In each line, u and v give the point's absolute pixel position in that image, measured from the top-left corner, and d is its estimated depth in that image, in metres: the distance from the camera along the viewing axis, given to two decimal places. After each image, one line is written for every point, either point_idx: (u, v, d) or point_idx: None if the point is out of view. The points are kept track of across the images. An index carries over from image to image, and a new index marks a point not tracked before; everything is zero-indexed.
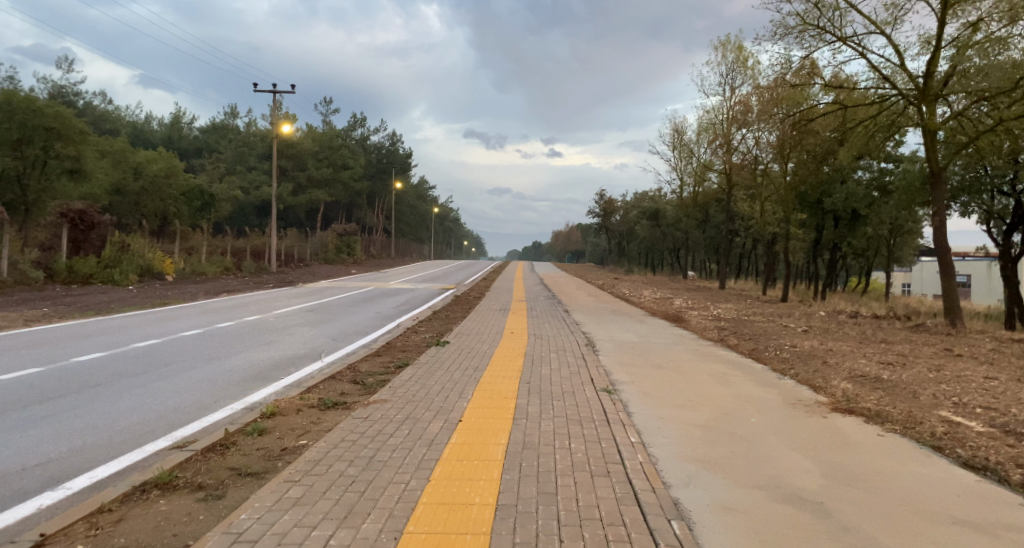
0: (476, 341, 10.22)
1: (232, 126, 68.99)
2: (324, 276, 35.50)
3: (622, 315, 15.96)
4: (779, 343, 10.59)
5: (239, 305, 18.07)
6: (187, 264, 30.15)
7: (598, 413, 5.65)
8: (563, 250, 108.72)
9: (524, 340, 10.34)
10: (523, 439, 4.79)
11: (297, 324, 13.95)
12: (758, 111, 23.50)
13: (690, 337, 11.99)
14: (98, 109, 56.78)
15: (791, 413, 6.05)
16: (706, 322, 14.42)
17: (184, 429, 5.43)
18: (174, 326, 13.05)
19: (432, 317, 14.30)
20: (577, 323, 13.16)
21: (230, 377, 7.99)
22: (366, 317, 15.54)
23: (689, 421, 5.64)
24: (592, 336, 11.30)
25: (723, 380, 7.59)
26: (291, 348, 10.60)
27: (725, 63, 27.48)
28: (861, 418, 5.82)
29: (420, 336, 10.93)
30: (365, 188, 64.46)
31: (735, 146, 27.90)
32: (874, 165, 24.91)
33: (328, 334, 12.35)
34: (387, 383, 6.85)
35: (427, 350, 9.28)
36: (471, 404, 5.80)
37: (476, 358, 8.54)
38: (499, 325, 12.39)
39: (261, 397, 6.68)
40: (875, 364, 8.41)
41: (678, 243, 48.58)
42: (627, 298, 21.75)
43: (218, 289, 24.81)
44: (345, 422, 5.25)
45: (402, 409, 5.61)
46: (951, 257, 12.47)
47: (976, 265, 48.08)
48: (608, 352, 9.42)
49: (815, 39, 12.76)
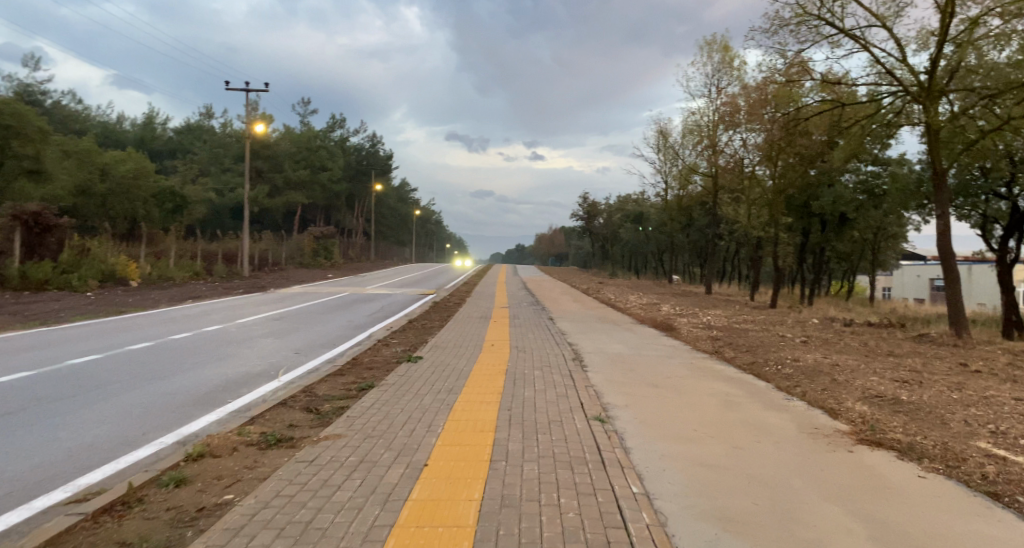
0: (452, 356, 9.31)
1: (207, 127, 67.33)
2: (299, 281, 34.37)
3: (610, 323, 15.16)
4: (780, 356, 9.83)
5: (203, 313, 16.97)
6: (154, 268, 28.86)
7: (591, 451, 4.79)
8: (546, 253, 108.03)
9: (505, 353, 9.49)
10: (500, 492, 3.91)
11: (261, 335, 12.92)
12: (746, 111, 22.95)
13: (683, 348, 11.22)
14: (67, 109, 54.93)
15: (813, 445, 5.25)
16: (697, 330, 13.71)
17: (92, 473, 4.47)
18: (124, 337, 11.97)
19: (408, 327, 13.37)
20: (562, 333, 12.33)
21: (170, 401, 6.97)
22: (338, 326, 14.56)
23: (697, 459, 4.82)
24: (578, 348, 10.46)
25: (727, 403, 6.80)
26: (249, 364, 9.59)
27: (711, 63, 26.98)
28: (892, 452, 5.04)
29: (391, 351, 10.01)
30: (344, 191, 63.20)
31: (720, 148, 27.39)
32: (862, 168, 24.45)
33: (292, 347, 11.34)
34: (345, 412, 5.92)
35: (397, 368, 8.35)
36: (441, 441, 4.90)
37: (452, 377, 7.66)
38: (479, 336, 11.52)
39: (197, 428, 5.69)
40: (888, 382, 7.68)
41: (661, 246, 48.17)
42: (613, 304, 20.97)
43: (184, 296, 23.56)
44: (285, 466, 4.30)
45: (357, 449, 4.71)
46: (955, 263, 11.89)
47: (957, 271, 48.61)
48: (597, 369, 8.58)
49: (815, 30, 12.09)
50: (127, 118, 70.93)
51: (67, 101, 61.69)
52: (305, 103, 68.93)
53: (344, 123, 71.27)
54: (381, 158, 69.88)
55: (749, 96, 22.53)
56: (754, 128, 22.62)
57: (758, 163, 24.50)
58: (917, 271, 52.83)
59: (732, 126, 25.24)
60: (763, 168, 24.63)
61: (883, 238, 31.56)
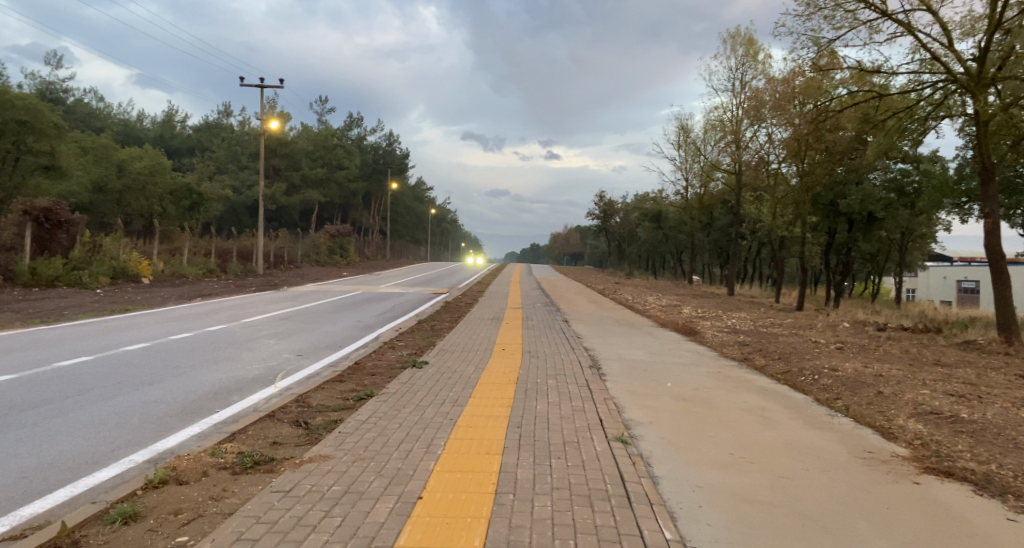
0: (460, 361, 8.67)
1: (225, 125, 67.56)
2: (313, 279, 34.04)
3: (629, 325, 14.50)
4: (815, 364, 9.06)
5: (209, 312, 16.52)
6: (167, 265, 28.64)
7: (614, 482, 4.13)
8: (561, 253, 107.27)
9: (517, 359, 8.84)
10: (506, 538, 3.27)
11: (265, 335, 12.40)
12: (772, 106, 22.08)
13: (708, 354, 10.47)
14: (87, 107, 55.28)
15: (870, 474, 4.53)
16: (722, 335, 12.94)
17: (40, 501, 3.88)
18: (121, 337, 11.50)
19: (417, 329, 12.79)
20: (579, 337, 11.67)
21: (153, 411, 6.44)
22: (345, 327, 14.00)
23: (738, 493, 4.14)
24: (596, 354, 9.77)
25: (764, 421, 6.09)
26: (247, 367, 9.08)
27: (735, 57, 26.08)
28: (967, 485, 4.31)
29: (396, 355, 9.40)
30: (361, 189, 63.08)
31: (743, 145, 26.47)
32: (891, 167, 23.40)
33: (294, 349, 10.78)
34: (337, 427, 5.32)
35: (400, 374, 7.75)
36: (440, 468, 4.27)
37: (457, 385, 7.04)
38: (490, 339, 10.88)
39: (173, 444, 5.13)
40: (943, 397, 6.87)
41: (680, 246, 47.22)
42: (632, 305, 20.29)
43: (194, 293, 23.20)
44: (255, 499, 3.70)
45: (344, 476, 4.09)
46: (1003, 264, 11.06)
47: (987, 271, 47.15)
48: (616, 378, 7.90)
49: (852, 17, 11.27)
50: (147, 116, 71.47)
51: (88, 99, 62.18)
52: (322, 102, 68.97)
53: (361, 121, 71.17)
54: (397, 156, 69.69)
55: (775, 89, 21.65)
56: (781, 123, 21.81)
57: (784, 160, 23.66)
58: (943, 273, 51.38)
59: (756, 121, 24.39)
60: (789, 166, 23.78)
61: (912, 237, 30.33)
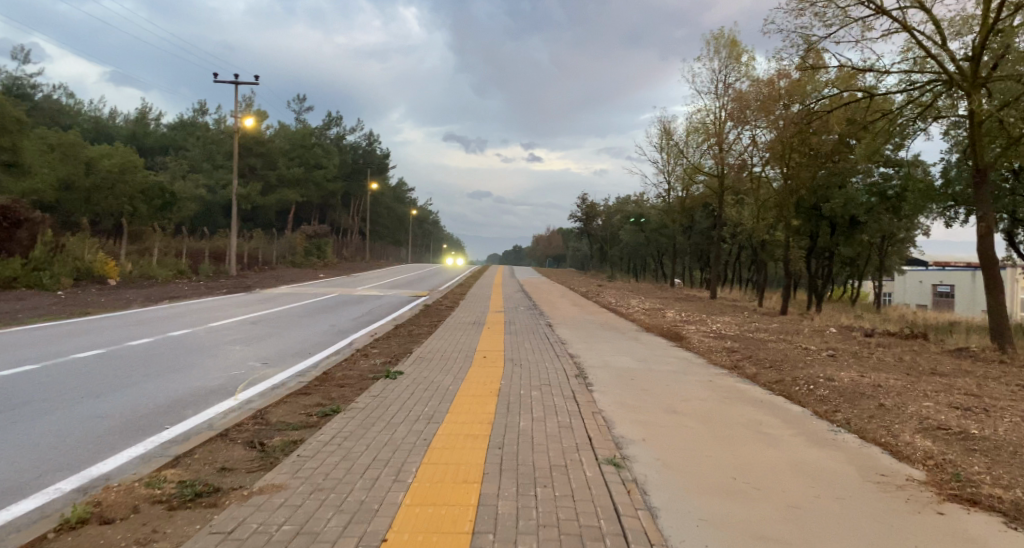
0: (438, 370, 8.14)
1: (200, 123, 66.15)
2: (288, 281, 33.19)
3: (614, 330, 14.09)
4: (810, 373, 8.70)
5: (175, 315, 15.75)
6: (135, 266, 27.62)
7: (609, 518, 3.64)
8: (543, 255, 107.15)
9: (498, 368, 8.33)
10: None
11: (230, 341, 11.71)
12: (756, 107, 21.94)
13: (697, 361, 10.07)
14: (56, 103, 53.66)
15: (887, 503, 4.11)
16: (710, 340, 12.59)
17: None
18: (75, 342, 10.76)
19: (393, 334, 12.22)
20: (563, 343, 11.21)
21: (94, 427, 5.80)
22: (317, 332, 13.35)
23: (748, 527, 3.69)
24: (581, 362, 9.30)
25: (764, 439, 5.67)
26: (207, 376, 8.43)
27: (718, 59, 25.93)
28: (996, 516, 3.90)
29: (369, 363, 8.83)
30: (339, 189, 62.16)
31: (726, 147, 26.32)
32: (873, 171, 23.47)
33: (260, 356, 10.15)
34: (296, 450, 4.75)
35: (372, 385, 7.18)
36: (410, 502, 3.73)
37: (434, 398, 6.53)
38: (470, 346, 10.36)
39: (107, 468, 4.50)
40: (947, 410, 6.53)
41: (661, 249, 47.12)
42: (615, 308, 19.96)
43: (162, 295, 22.28)
44: (189, 544, 3.13)
45: (298, 513, 3.53)
46: (997, 268, 10.87)
47: (962, 275, 47.85)
48: (604, 389, 7.44)
49: (843, 16, 10.97)
50: (119, 113, 69.76)
51: (58, 95, 60.31)
52: (300, 100, 67.85)
53: (340, 121, 70.20)
54: (378, 157, 68.89)
55: (761, 92, 21.47)
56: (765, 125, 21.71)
57: (767, 164, 23.59)
58: (919, 277, 52.11)
59: (739, 124, 24.23)
60: (773, 170, 23.75)
61: (891, 242, 30.49)
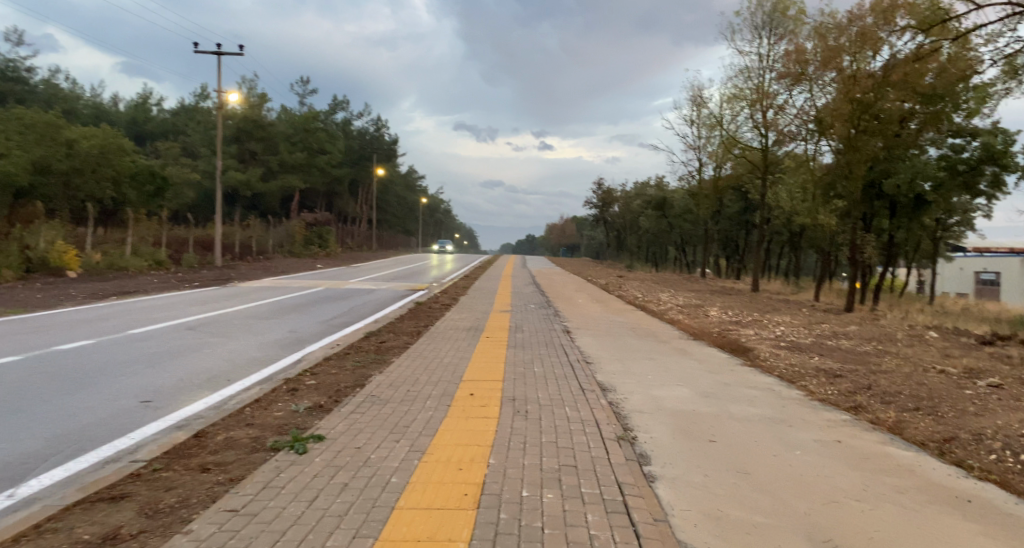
0: (386, 429, 4.84)
1: (202, 107, 63.35)
2: (277, 271, 30.08)
3: (651, 337, 10.84)
4: (1000, 426, 5.32)
5: (103, 317, 12.62)
6: (104, 256, 24.59)
7: None
8: (557, 244, 104.17)
9: (488, 424, 5.05)
10: None
11: (133, 357, 8.57)
12: (818, 60, 18.61)
13: (792, 397, 6.70)
14: (51, 86, 50.80)
15: None
16: (787, 356, 9.26)
17: None
18: None
19: (355, 349, 9.01)
20: (588, 364, 7.95)
21: None
22: (262, 342, 10.15)
23: None
24: (619, 403, 6.02)
25: None
26: (22, 432, 5.22)
27: (762, 14, 22.55)
28: None
29: (283, 409, 5.59)
30: (344, 174, 59.39)
31: (774, 112, 22.73)
32: (943, 141, 19.75)
33: (150, 387, 6.96)
34: None
35: (253, 476, 3.89)
36: None
37: (347, 518, 3.27)
38: (454, 373, 7.05)
39: None
40: None
41: (685, 237, 43.65)
42: (643, 305, 16.65)
43: (120, 290, 19.18)
44: None
45: None
46: None
47: (1008, 261, 43.72)
48: (676, 480, 4.08)
49: None
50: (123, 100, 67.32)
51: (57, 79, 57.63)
52: (304, 84, 64.94)
53: (346, 105, 67.24)
54: (385, 142, 66.01)
55: (823, 40, 18.36)
56: (828, 83, 18.47)
57: (822, 135, 20.08)
58: (960, 263, 48.13)
59: (791, 86, 20.68)
60: (824, 139, 20.33)
61: (946, 225, 26.76)
